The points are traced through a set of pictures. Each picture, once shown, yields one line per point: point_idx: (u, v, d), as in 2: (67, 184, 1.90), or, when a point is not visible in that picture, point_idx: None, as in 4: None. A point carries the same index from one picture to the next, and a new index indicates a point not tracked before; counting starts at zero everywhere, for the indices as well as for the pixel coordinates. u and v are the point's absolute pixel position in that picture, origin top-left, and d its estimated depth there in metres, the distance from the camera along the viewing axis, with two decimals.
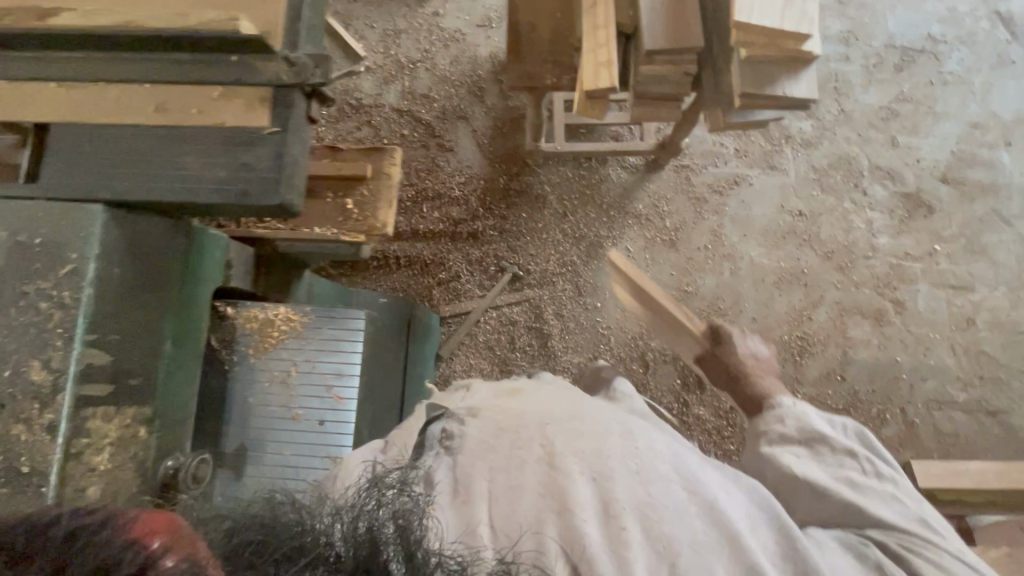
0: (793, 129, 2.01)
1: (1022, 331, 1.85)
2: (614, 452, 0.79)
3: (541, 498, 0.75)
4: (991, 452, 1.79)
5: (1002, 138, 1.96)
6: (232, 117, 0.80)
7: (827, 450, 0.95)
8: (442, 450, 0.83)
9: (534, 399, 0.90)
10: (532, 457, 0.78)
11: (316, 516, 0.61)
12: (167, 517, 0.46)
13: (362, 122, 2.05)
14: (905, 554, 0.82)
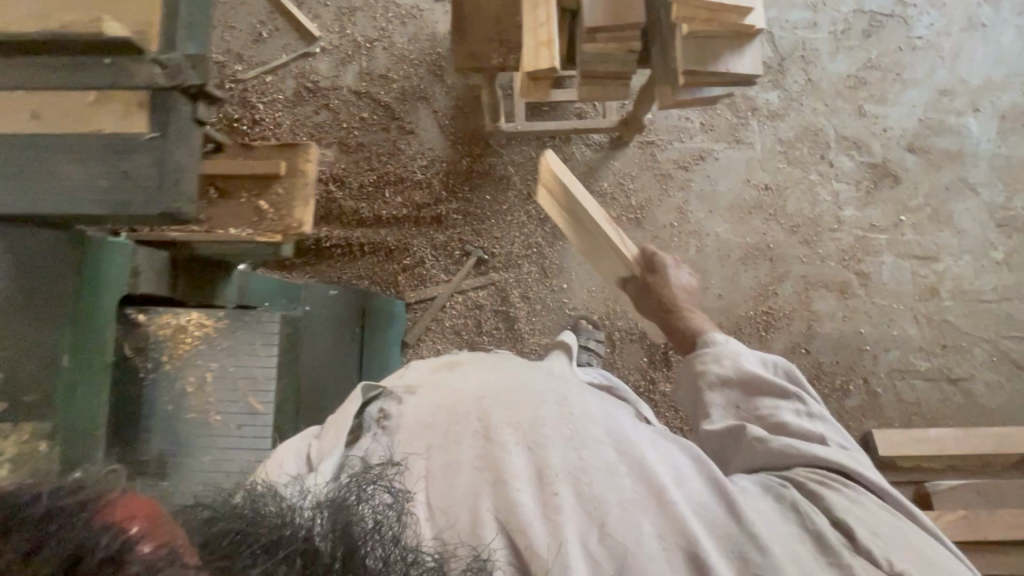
0: (759, 101, 1.97)
1: (985, 299, 1.86)
2: (548, 419, 0.80)
3: (476, 472, 0.75)
4: (952, 419, 1.82)
5: (971, 105, 1.94)
6: (108, 123, 0.73)
7: (760, 395, 1.05)
8: (380, 430, 0.83)
9: (473, 366, 0.92)
10: (468, 432, 0.78)
11: (295, 509, 0.57)
12: (149, 504, 0.47)
13: (319, 106, 2.00)
14: (828, 495, 0.86)
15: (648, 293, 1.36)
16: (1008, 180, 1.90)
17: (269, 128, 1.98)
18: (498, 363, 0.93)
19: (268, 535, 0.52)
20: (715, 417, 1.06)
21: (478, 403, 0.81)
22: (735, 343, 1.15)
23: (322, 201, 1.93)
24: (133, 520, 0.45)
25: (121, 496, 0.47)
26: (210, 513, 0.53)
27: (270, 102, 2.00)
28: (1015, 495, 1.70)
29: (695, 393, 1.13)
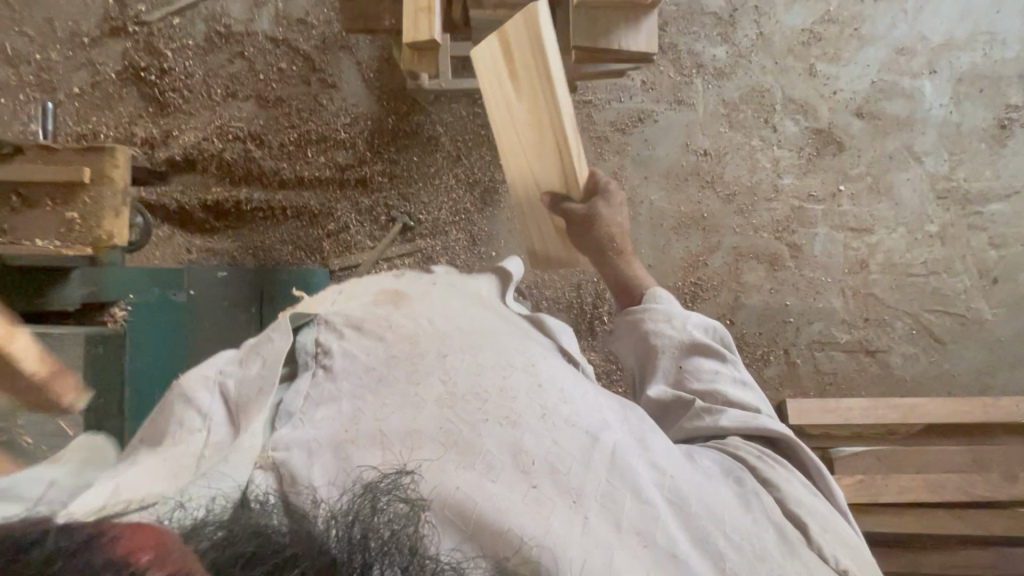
0: (706, 57, 1.84)
1: (914, 273, 1.85)
2: (517, 394, 0.80)
3: (441, 446, 0.75)
4: (868, 389, 1.87)
5: (928, 66, 1.82)
6: None
7: (706, 360, 1.01)
8: (319, 368, 0.82)
9: (420, 311, 0.89)
10: (431, 399, 0.78)
11: (306, 522, 0.58)
12: (157, 535, 0.48)
13: (233, 54, 1.85)
14: (778, 473, 0.86)
15: (594, 227, 1.20)
16: (954, 149, 1.84)
17: (179, 79, 1.85)
18: (441, 309, 0.91)
19: (288, 551, 0.52)
20: (660, 381, 1.01)
21: (438, 364, 0.82)
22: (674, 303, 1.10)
23: (241, 161, 1.84)
24: (138, 552, 0.45)
25: (127, 529, 0.47)
26: (222, 535, 0.52)
27: (179, 49, 1.85)
28: (910, 461, 1.79)
29: (641, 353, 1.07)
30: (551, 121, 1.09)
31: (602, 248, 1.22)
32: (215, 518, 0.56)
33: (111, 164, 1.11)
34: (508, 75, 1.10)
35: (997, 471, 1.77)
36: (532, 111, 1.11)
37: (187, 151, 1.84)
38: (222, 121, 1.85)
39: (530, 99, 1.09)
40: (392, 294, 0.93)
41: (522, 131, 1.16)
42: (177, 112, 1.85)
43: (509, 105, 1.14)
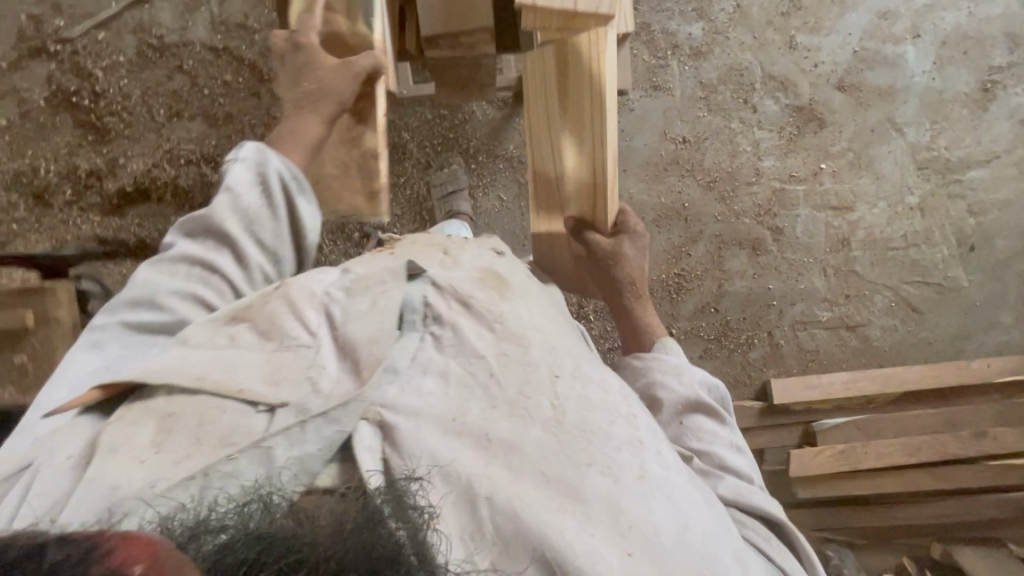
0: (680, 36, 1.74)
1: (895, 247, 1.86)
2: (624, 444, 0.71)
3: (541, 476, 0.66)
4: (851, 362, 1.92)
5: (911, 31, 1.75)
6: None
7: (707, 420, 0.97)
8: (429, 338, 0.75)
9: (532, 315, 0.80)
10: (540, 422, 0.69)
11: (311, 518, 0.50)
12: (152, 541, 0.38)
13: (171, 68, 1.70)
14: (789, 559, 0.85)
15: (615, 265, 1.10)
16: (935, 117, 1.79)
17: (116, 101, 1.70)
18: (548, 320, 0.81)
19: (293, 553, 0.45)
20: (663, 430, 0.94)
21: (551, 380, 0.72)
22: (679, 356, 1.05)
23: (197, 186, 1.73)
24: (134, 562, 0.36)
25: (118, 537, 0.38)
26: (228, 538, 0.46)
27: (110, 68, 1.69)
28: (887, 427, 1.88)
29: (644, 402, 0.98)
30: (594, 128, 0.96)
31: (618, 289, 1.14)
32: (219, 516, 0.49)
33: (55, 305, 1.25)
34: (554, 81, 0.97)
35: (967, 429, 1.87)
36: (575, 120, 0.98)
37: (138, 180, 1.72)
38: (171, 144, 1.72)
39: (575, 107, 0.96)
40: (487, 276, 0.84)
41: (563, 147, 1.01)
42: (120, 138, 1.71)
43: (550, 117, 1.00)
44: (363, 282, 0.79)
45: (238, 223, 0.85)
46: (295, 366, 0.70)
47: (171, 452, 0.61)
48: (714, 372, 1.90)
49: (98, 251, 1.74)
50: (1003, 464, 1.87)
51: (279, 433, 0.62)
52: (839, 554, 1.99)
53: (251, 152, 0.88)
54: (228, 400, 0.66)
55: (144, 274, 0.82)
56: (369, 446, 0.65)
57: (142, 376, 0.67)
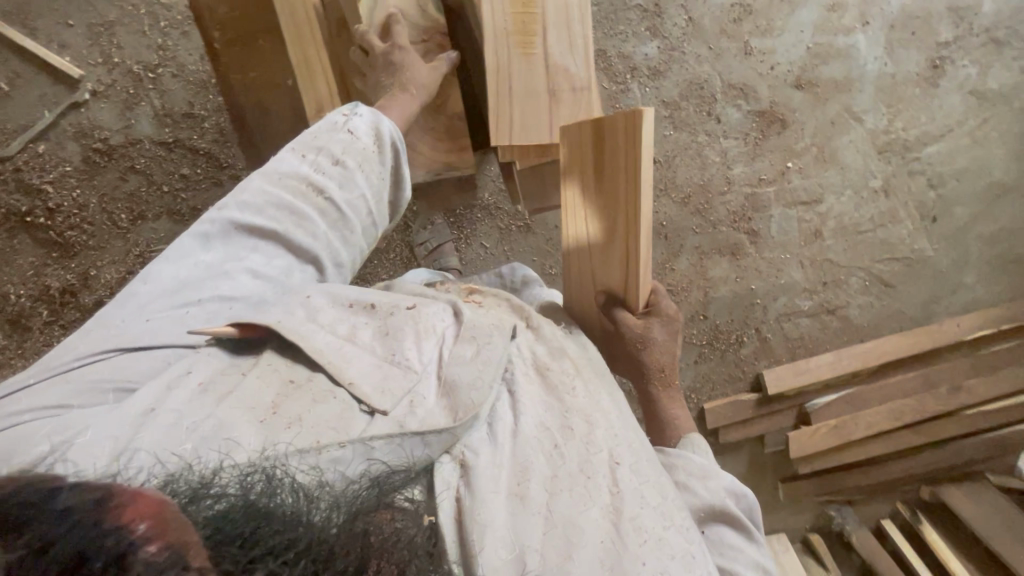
0: (637, 57, 1.72)
1: (864, 229, 1.93)
2: (671, 545, 0.75)
3: (596, 556, 0.70)
4: (835, 342, 2.03)
5: (860, 19, 1.77)
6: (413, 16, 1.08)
7: (728, 532, 0.90)
8: (504, 382, 0.83)
9: (600, 399, 0.87)
10: (598, 504, 0.74)
11: (311, 501, 0.57)
12: (160, 501, 0.45)
13: (124, 170, 1.62)
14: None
15: (643, 349, 1.07)
16: (891, 101, 1.84)
17: (74, 213, 1.63)
18: (613, 406, 0.88)
19: (290, 532, 0.50)
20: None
21: (613, 471, 0.78)
22: (705, 457, 1.00)
23: None
24: (138, 519, 0.43)
25: (132, 491, 0.45)
26: (223, 505, 0.50)
27: (58, 180, 1.61)
28: (873, 396, 2.02)
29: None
30: (626, 209, 0.93)
31: (645, 372, 1.11)
32: (223, 483, 0.55)
33: None
34: (592, 153, 0.96)
35: (944, 385, 2.01)
36: (608, 193, 0.97)
37: (115, 290, 1.67)
38: (140, 247, 1.67)
39: (608, 182, 0.95)
40: (561, 350, 0.93)
41: (596, 212, 1.02)
42: (86, 250, 1.65)
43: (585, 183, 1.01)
44: (469, 329, 0.86)
45: (350, 161, 0.97)
46: (401, 382, 0.77)
47: (290, 413, 0.70)
48: (711, 373, 1.99)
49: None
50: (979, 411, 2.01)
51: (382, 438, 0.70)
52: (841, 510, 2.19)
53: (369, 110, 1.00)
54: (339, 388, 0.75)
55: (261, 179, 0.92)
56: (447, 481, 0.71)
57: (286, 334, 0.77)
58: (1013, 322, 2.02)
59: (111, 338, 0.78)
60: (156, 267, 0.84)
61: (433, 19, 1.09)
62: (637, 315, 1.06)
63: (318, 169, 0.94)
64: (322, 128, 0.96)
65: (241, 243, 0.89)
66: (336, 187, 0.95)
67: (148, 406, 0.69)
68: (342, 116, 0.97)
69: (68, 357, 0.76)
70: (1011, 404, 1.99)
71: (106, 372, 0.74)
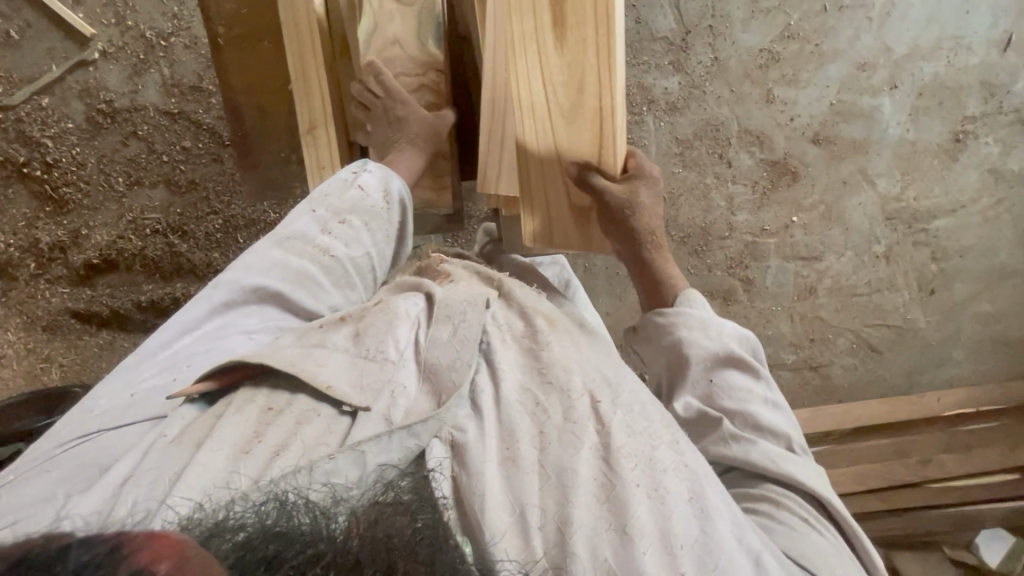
0: (657, 90, 1.69)
1: (859, 292, 1.91)
2: (667, 464, 0.71)
3: (594, 493, 0.67)
4: (812, 399, 2.02)
5: (889, 81, 1.73)
6: (413, 52, 1.02)
7: (737, 376, 0.89)
8: (484, 359, 0.82)
9: (575, 350, 0.87)
10: (586, 441, 0.72)
11: (329, 516, 0.51)
12: (179, 540, 0.43)
13: (125, 134, 1.61)
14: (836, 550, 0.76)
15: (631, 214, 0.98)
16: (907, 168, 1.81)
17: (71, 171, 1.62)
18: (594, 355, 0.88)
19: (312, 546, 0.46)
20: (693, 394, 0.89)
21: (594, 407, 0.76)
22: (706, 306, 0.98)
23: (167, 257, 1.69)
24: (160, 560, 0.40)
25: (145, 537, 0.42)
26: (245, 536, 0.46)
27: (58, 136, 1.60)
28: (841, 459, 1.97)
29: (670, 361, 0.94)
30: (598, 72, 0.90)
31: (633, 242, 1.01)
32: (236, 516, 0.50)
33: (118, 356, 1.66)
34: (548, 23, 0.91)
35: (915, 456, 1.97)
36: (573, 62, 0.92)
37: (103, 252, 1.67)
38: (134, 214, 1.66)
39: (573, 47, 0.91)
40: (530, 311, 0.94)
41: (559, 100, 0.95)
42: (79, 209, 1.64)
43: (541, 62, 0.94)
44: (444, 309, 0.87)
45: (357, 220, 0.96)
46: (380, 376, 0.76)
47: (274, 442, 0.66)
48: None
49: (74, 324, 1.71)
50: (943, 487, 1.97)
51: (371, 440, 0.67)
52: None
53: (378, 166, 1.00)
54: (322, 404, 0.72)
55: (266, 241, 0.90)
56: (438, 461, 0.69)
57: (263, 360, 0.73)
58: (993, 405, 2.00)
59: (92, 418, 0.72)
60: (154, 341, 0.81)
61: (431, 53, 1.03)
62: (616, 180, 0.99)
63: (324, 227, 0.93)
64: (333, 187, 0.97)
65: (238, 313, 0.84)
66: (342, 246, 0.93)
67: (121, 475, 0.64)
68: (351, 174, 0.98)
69: (52, 447, 0.70)
70: (974, 484, 1.97)
71: (91, 451, 0.69)
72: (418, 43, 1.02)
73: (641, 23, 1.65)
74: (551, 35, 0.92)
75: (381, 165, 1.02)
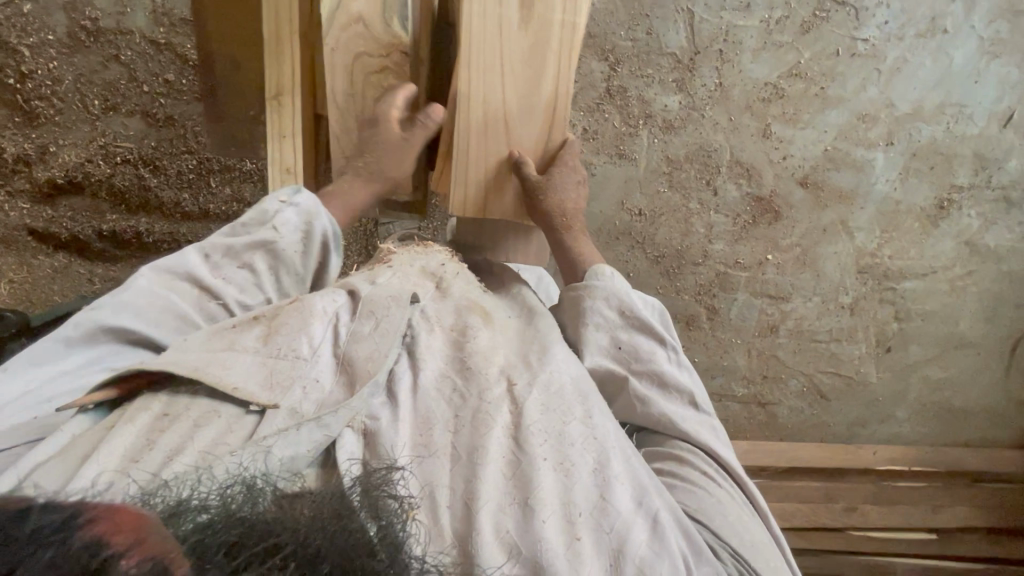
0: (656, 106, 1.67)
1: (818, 338, 1.94)
2: (576, 439, 0.70)
3: (501, 472, 0.66)
4: (755, 433, 2.06)
5: (886, 136, 1.73)
6: (377, 30, 0.95)
7: (642, 338, 0.88)
8: (405, 352, 0.78)
9: (502, 341, 0.83)
10: (500, 423, 0.70)
11: (293, 505, 0.52)
12: (138, 515, 0.42)
13: (107, 57, 1.56)
14: (731, 501, 0.76)
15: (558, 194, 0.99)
16: (888, 227, 1.82)
17: (46, 84, 1.56)
18: (526, 344, 0.83)
19: (273, 536, 0.46)
20: (599, 355, 0.87)
21: (509, 389, 0.73)
22: (617, 276, 0.97)
23: (134, 188, 1.66)
24: (117, 533, 0.39)
25: (106, 506, 0.41)
26: (207, 518, 0.46)
27: (37, 46, 1.53)
28: (773, 493, 2.01)
29: (575, 325, 0.92)
30: (559, 63, 0.92)
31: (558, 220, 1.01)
32: (201, 497, 0.50)
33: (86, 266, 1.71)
34: (515, 6, 0.89)
35: (841, 503, 2.02)
36: (536, 49, 0.91)
37: (69, 173, 1.63)
38: (106, 139, 1.61)
39: (537, 36, 0.90)
40: (469, 304, 0.88)
41: (515, 82, 0.92)
42: (50, 125, 1.59)
43: (505, 42, 0.90)
44: (367, 305, 0.80)
45: (264, 262, 0.86)
46: (290, 373, 0.70)
47: (169, 445, 0.61)
48: None
49: (30, 242, 1.67)
50: (863, 535, 2.05)
51: (278, 435, 0.63)
52: None
53: (307, 204, 0.89)
54: (224, 405, 0.66)
55: (153, 276, 0.80)
56: (351, 452, 0.66)
57: (163, 367, 0.67)
58: (924, 466, 2.07)
59: None
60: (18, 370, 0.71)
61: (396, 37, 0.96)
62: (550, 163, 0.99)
63: (217, 269, 0.84)
64: (246, 221, 0.88)
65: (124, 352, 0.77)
66: (242, 290, 0.84)
67: None
68: (275, 205, 0.88)
69: None
70: (891, 537, 2.05)
71: None
72: (384, 24, 0.94)
73: (652, 35, 1.62)
74: (515, 19, 0.89)
75: (314, 199, 0.92)
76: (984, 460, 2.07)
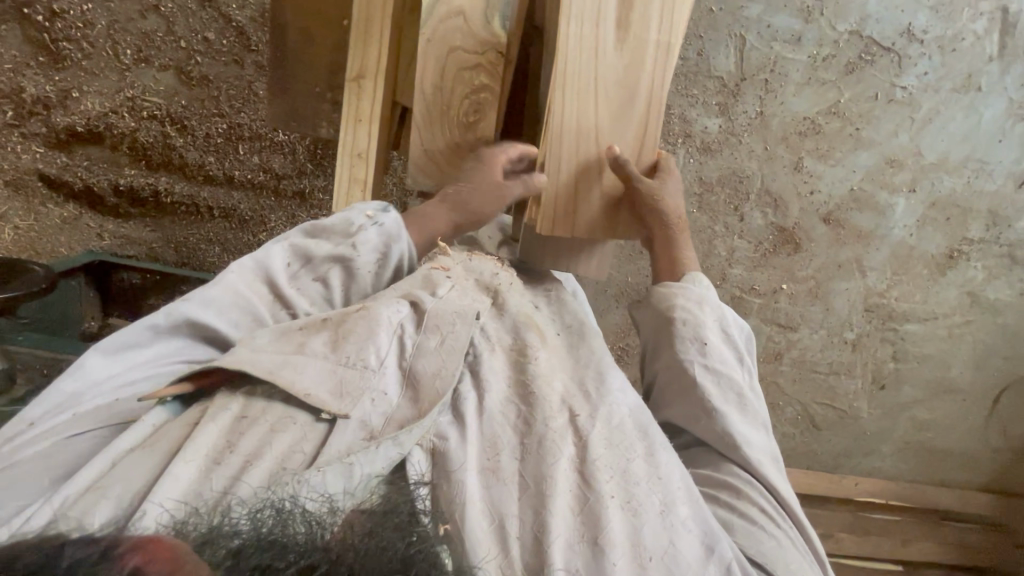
0: (696, 126, 1.68)
1: (819, 370, 1.99)
2: (641, 477, 0.70)
3: (571, 508, 0.66)
4: None
5: (910, 183, 1.78)
6: (476, 26, 0.95)
7: (726, 350, 0.90)
8: (469, 374, 0.78)
9: (561, 366, 0.83)
10: (564, 455, 0.70)
11: (324, 526, 0.51)
12: (172, 544, 0.43)
13: (146, 6, 1.49)
14: (793, 546, 0.77)
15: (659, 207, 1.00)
16: (898, 270, 1.88)
17: (77, 25, 1.49)
18: (587, 369, 0.83)
19: (305, 557, 0.46)
20: (691, 354, 0.88)
21: (571, 419, 0.74)
22: (707, 287, 0.98)
23: (158, 146, 1.59)
24: (153, 562, 0.40)
25: (141, 538, 0.42)
26: (239, 543, 0.46)
27: None
28: None
29: (661, 327, 0.94)
30: (652, 78, 0.92)
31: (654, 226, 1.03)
32: (231, 521, 0.49)
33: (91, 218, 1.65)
34: (612, 24, 0.89)
35: (819, 529, 2.10)
36: (631, 65, 0.91)
37: (91, 122, 1.56)
38: (134, 91, 1.55)
39: (632, 53, 0.90)
40: (528, 322, 0.89)
41: (611, 99, 0.92)
42: (77, 69, 1.52)
43: (601, 57, 0.90)
44: (434, 318, 0.79)
45: (336, 276, 0.86)
46: (359, 384, 0.70)
47: (248, 450, 0.61)
48: None
49: (41, 188, 1.61)
50: (835, 561, 2.13)
51: (360, 453, 0.62)
52: None
53: (390, 223, 0.88)
54: (296, 413, 0.66)
55: (242, 275, 0.80)
56: (420, 474, 0.66)
57: (240, 365, 0.67)
58: (901, 502, 2.15)
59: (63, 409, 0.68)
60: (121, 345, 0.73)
61: (495, 34, 0.96)
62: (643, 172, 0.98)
63: (295, 279, 0.83)
64: (329, 228, 0.86)
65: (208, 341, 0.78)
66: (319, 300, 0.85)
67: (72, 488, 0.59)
68: (361, 220, 0.87)
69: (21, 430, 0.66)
70: (861, 566, 2.14)
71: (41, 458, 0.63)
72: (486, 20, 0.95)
73: (702, 56, 1.63)
74: (612, 33, 0.89)
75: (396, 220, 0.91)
76: (955, 501, 2.17)
